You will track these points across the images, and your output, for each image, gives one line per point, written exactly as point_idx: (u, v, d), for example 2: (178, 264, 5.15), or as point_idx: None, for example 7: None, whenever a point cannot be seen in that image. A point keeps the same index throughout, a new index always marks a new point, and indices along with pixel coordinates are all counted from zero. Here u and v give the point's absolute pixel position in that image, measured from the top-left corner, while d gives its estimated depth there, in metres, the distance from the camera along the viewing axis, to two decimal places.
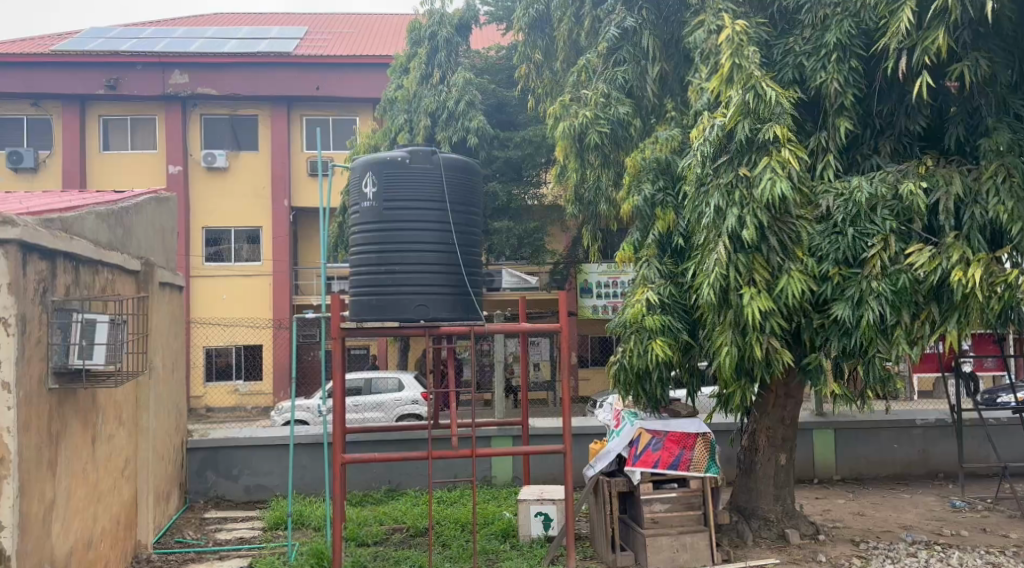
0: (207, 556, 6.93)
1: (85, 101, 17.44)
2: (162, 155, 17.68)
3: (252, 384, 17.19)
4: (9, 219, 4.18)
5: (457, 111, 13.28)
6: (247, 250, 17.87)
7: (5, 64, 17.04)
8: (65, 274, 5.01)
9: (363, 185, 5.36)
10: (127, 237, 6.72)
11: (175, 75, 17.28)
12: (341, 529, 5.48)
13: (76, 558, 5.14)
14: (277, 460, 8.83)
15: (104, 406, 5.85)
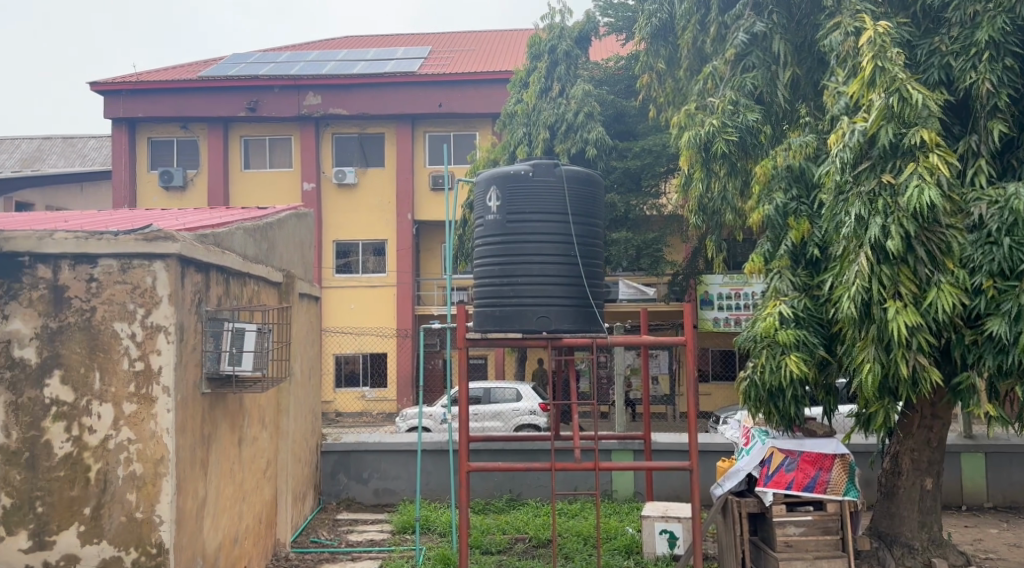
0: (340, 556, 7.17)
1: (229, 122, 18.53)
2: (296, 172, 18.53)
3: (378, 390, 17.75)
4: (169, 235, 4.45)
5: (575, 123, 13.37)
6: (373, 262, 18.42)
7: (158, 91, 18.36)
8: (217, 286, 5.31)
9: (487, 198, 5.34)
10: (271, 251, 7.07)
11: (309, 97, 18.16)
12: (465, 537, 5.45)
13: (224, 554, 5.43)
14: (404, 466, 9.05)
15: (249, 409, 6.17)
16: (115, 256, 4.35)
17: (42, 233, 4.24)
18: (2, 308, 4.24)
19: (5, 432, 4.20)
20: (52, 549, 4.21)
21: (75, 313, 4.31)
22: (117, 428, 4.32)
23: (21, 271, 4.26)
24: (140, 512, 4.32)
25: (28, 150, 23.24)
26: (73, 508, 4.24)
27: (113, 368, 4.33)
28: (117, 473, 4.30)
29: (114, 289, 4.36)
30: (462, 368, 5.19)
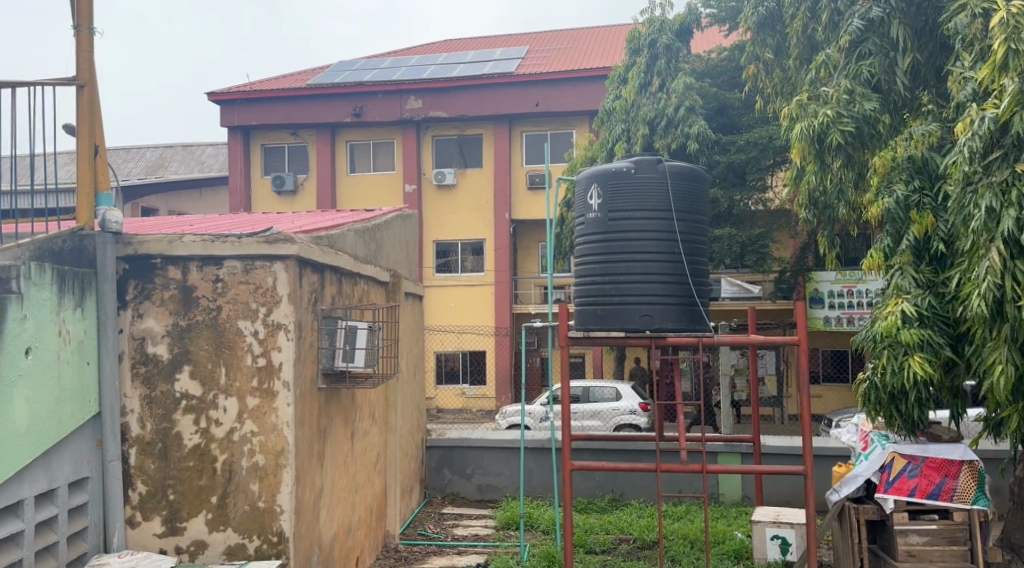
0: (446, 550, 7.29)
1: (336, 128, 19.10)
2: (399, 174, 18.93)
3: (478, 388, 17.93)
4: (288, 237, 4.63)
5: (676, 117, 13.12)
6: (471, 261, 18.61)
7: (269, 99, 19.11)
8: (331, 286, 5.49)
9: (587, 196, 5.02)
10: (378, 251, 7.25)
11: (411, 101, 18.55)
12: (570, 535, 5.30)
13: (339, 544, 5.60)
14: (506, 462, 9.12)
15: (361, 404, 6.34)
16: (238, 258, 4.55)
17: (173, 237, 4.50)
18: (137, 307, 4.51)
19: (141, 423, 4.47)
20: (183, 535, 4.45)
21: (202, 312, 4.53)
22: (242, 421, 4.51)
23: (154, 272, 4.52)
24: (262, 502, 4.50)
25: (151, 158, 24.56)
26: (202, 495, 4.47)
27: (237, 364, 4.53)
28: (241, 463, 4.50)
29: (238, 289, 4.55)
30: (565, 368, 5.07)
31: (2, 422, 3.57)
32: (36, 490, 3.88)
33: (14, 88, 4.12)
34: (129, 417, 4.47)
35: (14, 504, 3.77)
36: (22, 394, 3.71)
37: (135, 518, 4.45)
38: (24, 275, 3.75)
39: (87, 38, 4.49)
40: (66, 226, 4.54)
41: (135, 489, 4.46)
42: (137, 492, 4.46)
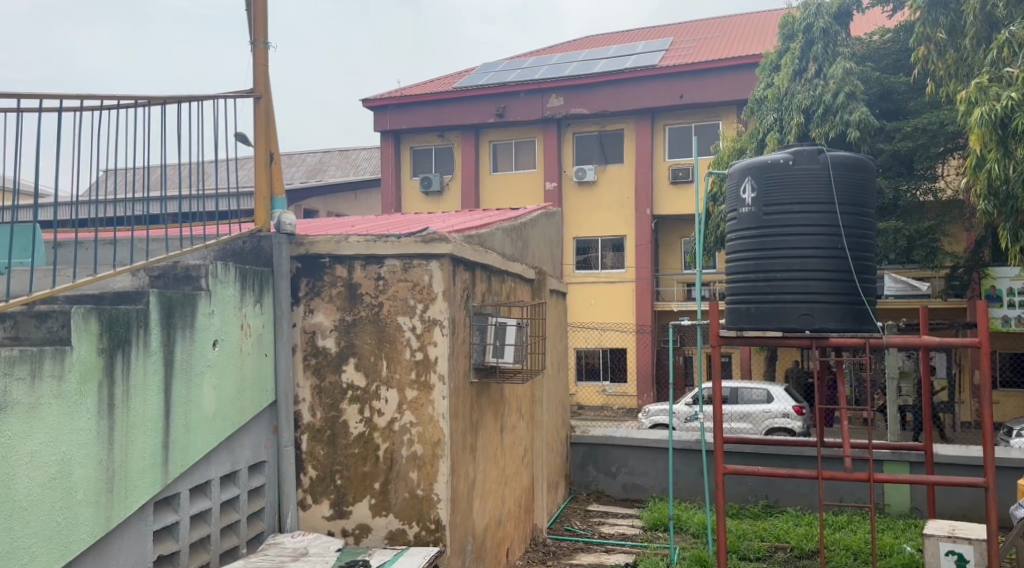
0: (594, 547, 7.34)
1: (479, 129, 19.50)
2: (540, 173, 19.11)
3: (619, 385, 17.85)
4: (443, 237, 4.78)
5: (834, 104, 12.54)
6: (611, 258, 18.53)
7: (418, 103, 19.75)
8: (481, 283, 5.63)
9: (740, 189, 4.92)
10: (525, 249, 7.36)
11: (553, 99, 18.69)
12: (724, 545, 5.02)
13: (490, 535, 5.76)
14: (652, 462, 9.04)
15: (509, 400, 6.48)
16: (398, 256, 4.74)
17: (339, 237, 4.77)
18: (308, 303, 4.81)
19: (311, 411, 4.77)
20: (349, 518, 4.71)
21: (365, 308, 4.77)
22: (402, 412, 4.71)
23: (322, 270, 4.81)
24: (421, 490, 4.68)
25: (311, 163, 25.91)
26: (366, 481, 4.71)
27: (397, 358, 4.73)
28: (401, 452, 4.70)
29: (398, 286, 4.75)
30: (716, 368, 4.90)
31: (195, 409, 3.88)
32: (221, 471, 4.22)
33: (200, 101, 4.48)
34: (300, 405, 4.78)
35: (203, 483, 4.10)
36: (210, 382, 4.02)
37: (306, 501, 4.74)
38: (211, 274, 4.07)
39: (263, 52, 4.82)
40: (244, 228, 4.89)
41: (306, 473, 4.75)
42: (308, 476, 4.75)
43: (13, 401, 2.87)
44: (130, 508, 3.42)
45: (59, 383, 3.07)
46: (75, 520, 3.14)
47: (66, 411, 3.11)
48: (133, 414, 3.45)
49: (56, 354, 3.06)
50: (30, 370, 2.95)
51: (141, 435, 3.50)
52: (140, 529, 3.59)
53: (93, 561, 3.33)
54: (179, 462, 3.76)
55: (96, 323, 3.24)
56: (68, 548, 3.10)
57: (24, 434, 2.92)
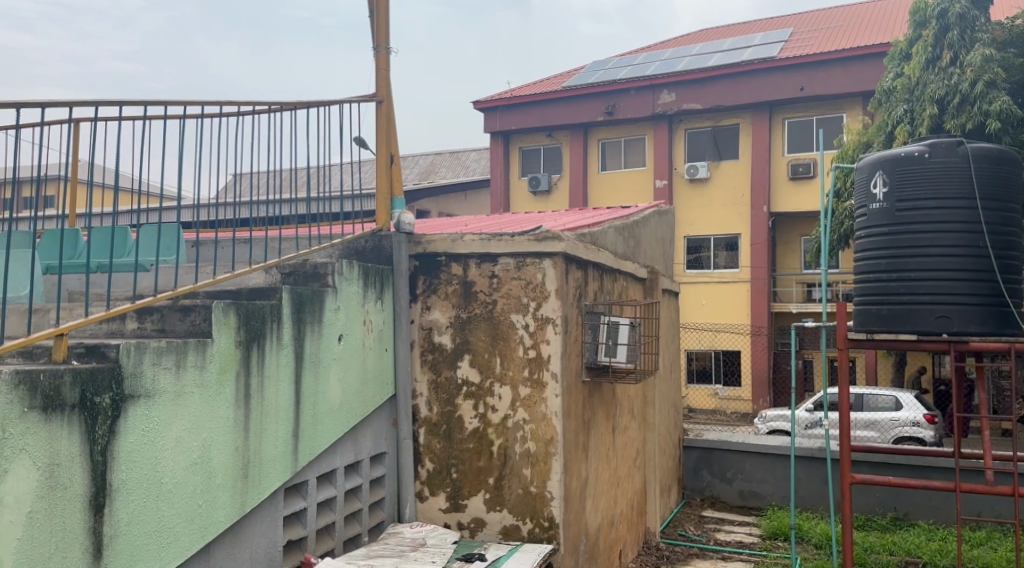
0: (709, 553, 7.22)
1: (588, 127, 19.45)
2: (650, 171, 18.88)
3: (732, 389, 17.46)
4: (556, 235, 4.78)
5: (972, 93, 11.87)
6: (724, 257, 18.13)
7: (528, 104, 19.87)
8: (593, 282, 5.60)
9: (870, 183, 4.73)
10: (637, 248, 7.30)
11: (664, 95, 18.44)
12: (851, 556, 4.80)
13: (603, 535, 5.74)
14: (770, 469, 8.77)
15: (621, 400, 6.43)
16: (511, 255, 4.79)
17: (455, 235, 4.86)
18: (425, 300, 4.93)
19: (428, 406, 4.88)
20: (464, 512, 4.79)
21: (480, 305, 4.84)
22: (515, 409, 4.75)
23: (439, 268, 4.91)
24: (534, 487, 4.69)
25: (423, 165, 26.45)
26: (480, 476, 4.78)
27: (510, 355, 4.78)
28: (515, 449, 4.74)
29: (511, 285, 4.80)
30: (845, 372, 4.69)
31: (320, 401, 4.04)
32: (345, 461, 4.37)
33: (325, 106, 4.67)
34: (417, 399, 4.90)
35: (328, 472, 4.26)
36: (336, 375, 4.18)
37: (424, 493, 4.87)
38: (338, 271, 4.22)
39: (385, 57, 4.97)
40: (366, 227, 5.06)
41: (424, 466, 4.87)
42: (426, 469, 4.87)
43: (160, 389, 3.05)
44: (263, 494, 3.59)
45: (201, 373, 3.23)
46: (215, 503, 3.31)
47: (207, 400, 3.27)
48: (266, 403, 3.62)
49: (199, 345, 3.23)
50: (176, 360, 3.12)
51: (272, 424, 3.67)
52: (271, 515, 3.77)
53: (230, 543, 3.51)
54: (306, 452, 3.92)
55: (234, 316, 3.40)
56: (208, 530, 3.27)
57: (170, 420, 3.10)
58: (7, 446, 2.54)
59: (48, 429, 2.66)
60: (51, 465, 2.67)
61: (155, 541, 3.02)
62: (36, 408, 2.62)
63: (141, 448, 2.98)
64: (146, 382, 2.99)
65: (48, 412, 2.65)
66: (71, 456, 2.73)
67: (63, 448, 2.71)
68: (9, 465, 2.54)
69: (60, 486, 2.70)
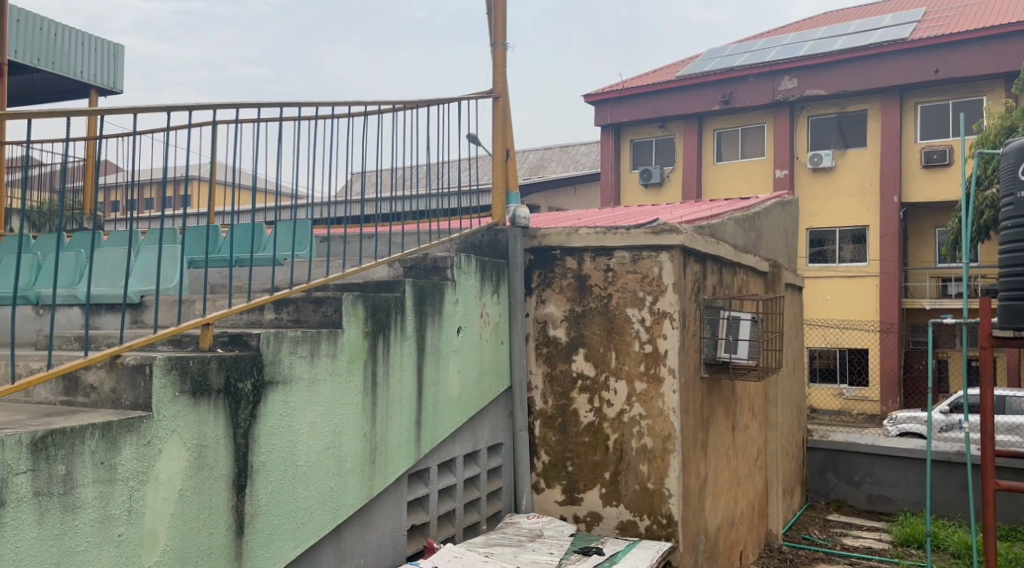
0: (836, 558, 6.94)
1: (703, 117, 19.07)
2: (770, 160, 18.34)
3: (858, 389, 16.78)
4: (673, 227, 4.68)
5: None
6: (851, 250, 17.42)
7: (641, 95, 19.63)
8: (712, 276, 5.47)
9: (1018, 170, 4.43)
10: (758, 240, 7.12)
11: (785, 82, 17.83)
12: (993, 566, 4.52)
13: (723, 537, 5.62)
14: (902, 474, 8.39)
15: (741, 398, 6.29)
16: (627, 249, 4.74)
17: (570, 229, 4.88)
18: (540, 294, 4.98)
19: (544, 399, 4.94)
20: (580, 505, 4.80)
21: (595, 299, 4.84)
22: (631, 404, 4.72)
23: (554, 262, 4.95)
24: (651, 483, 4.63)
25: (533, 160, 26.57)
26: (597, 470, 4.78)
27: (626, 349, 4.75)
28: (631, 444, 4.70)
29: (627, 278, 4.75)
30: (989, 371, 4.44)
31: (440, 391, 4.14)
32: (464, 450, 4.47)
33: (444, 103, 4.78)
34: (533, 392, 4.96)
35: (448, 460, 4.37)
36: (455, 365, 4.28)
37: (540, 485, 4.92)
38: (457, 264, 4.31)
39: (502, 52, 5.02)
40: (481, 222, 5.17)
41: (539, 458, 4.93)
42: (541, 461, 4.93)
43: (296, 375, 3.21)
44: (388, 480, 3.72)
45: (333, 361, 3.38)
46: (345, 486, 3.46)
47: (339, 387, 3.42)
48: (391, 392, 3.75)
49: (331, 335, 3.37)
50: (310, 349, 3.27)
51: (398, 412, 3.80)
52: (396, 499, 3.91)
53: (359, 526, 3.65)
54: (428, 441, 4.03)
55: (362, 308, 3.54)
56: (339, 512, 3.42)
57: (305, 406, 3.25)
58: (161, 427, 2.71)
59: (197, 412, 2.83)
60: (200, 446, 2.84)
61: (290, 521, 3.18)
62: (185, 392, 2.78)
63: (279, 431, 3.14)
64: (283, 369, 3.14)
65: (196, 396, 2.82)
66: (217, 437, 2.89)
67: (210, 430, 2.87)
68: (163, 445, 2.71)
69: (207, 466, 2.86)
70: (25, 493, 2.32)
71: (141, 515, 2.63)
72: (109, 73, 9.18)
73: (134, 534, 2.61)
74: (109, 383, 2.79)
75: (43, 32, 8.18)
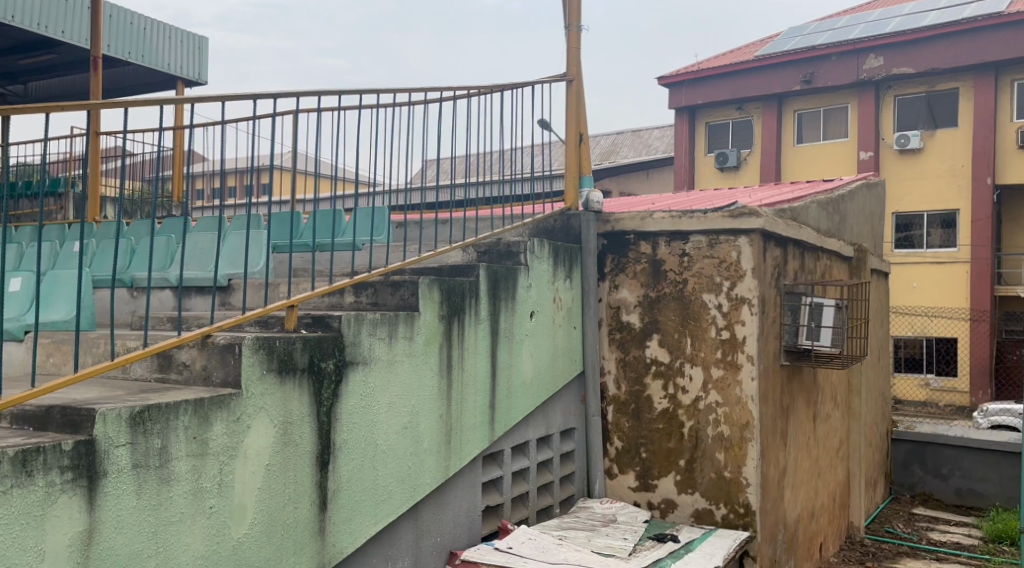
0: (921, 553, 6.73)
1: (783, 97, 18.62)
2: (853, 142, 17.79)
3: (946, 380, 16.25)
4: (753, 211, 4.59)
5: None
6: (939, 235, 16.80)
7: (717, 76, 19.29)
8: (793, 261, 5.36)
9: None
10: (843, 224, 6.93)
11: (870, 60, 17.23)
12: None
13: (802, 528, 5.53)
14: (994, 467, 8.08)
15: (823, 386, 6.15)
16: (704, 233, 4.69)
17: (645, 213, 4.85)
18: (613, 279, 4.97)
19: (616, 385, 4.94)
20: (654, 492, 4.79)
21: (670, 284, 4.80)
22: (707, 391, 4.66)
23: (627, 247, 4.93)
24: (728, 472, 4.57)
25: (605, 145, 26.37)
26: (671, 458, 4.75)
27: (702, 336, 4.70)
28: (707, 432, 4.65)
29: (703, 263, 4.70)
30: None
31: (514, 375, 4.19)
32: (537, 434, 4.51)
33: (518, 87, 4.80)
34: (606, 377, 4.97)
35: (522, 444, 4.41)
36: (528, 350, 4.30)
37: (613, 471, 4.93)
38: (530, 249, 4.34)
39: (577, 35, 5.00)
40: (554, 206, 5.19)
41: (612, 444, 4.94)
42: (614, 446, 4.94)
43: (376, 357, 3.29)
44: (463, 462, 3.79)
45: (410, 343, 3.45)
46: (422, 466, 3.54)
47: (415, 369, 3.49)
48: (466, 375, 3.80)
49: (408, 318, 3.44)
50: (389, 331, 3.34)
51: (472, 396, 3.85)
52: (471, 480, 3.96)
53: (435, 505, 3.72)
54: (502, 424, 4.08)
55: (437, 292, 3.60)
56: (416, 491, 3.50)
57: (383, 386, 3.33)
58: (250, 404, 2.81)
59: (283, 390, 2.92)
60: (286, 423, 2.94)
61: (370, 498, 3.27)
62: (272, 370, 2.88)
63: (359, 410, 3.22)
64: (363, 350, 3.22)
65: (282, 374, 2.91)
66: (302, 415, 2.98)
67: (295, 407, 2.96)
68: (251, 421, 2.81)
69: (293, 442, 2.96)
70: (125, 464, 2.45)
71: (231, 489, 2.74)
72: (195, 64, 9.47)
73: (225, 507, 2.72)
74: (201, 361, 2.91)
75: (134, 27, 8.49)
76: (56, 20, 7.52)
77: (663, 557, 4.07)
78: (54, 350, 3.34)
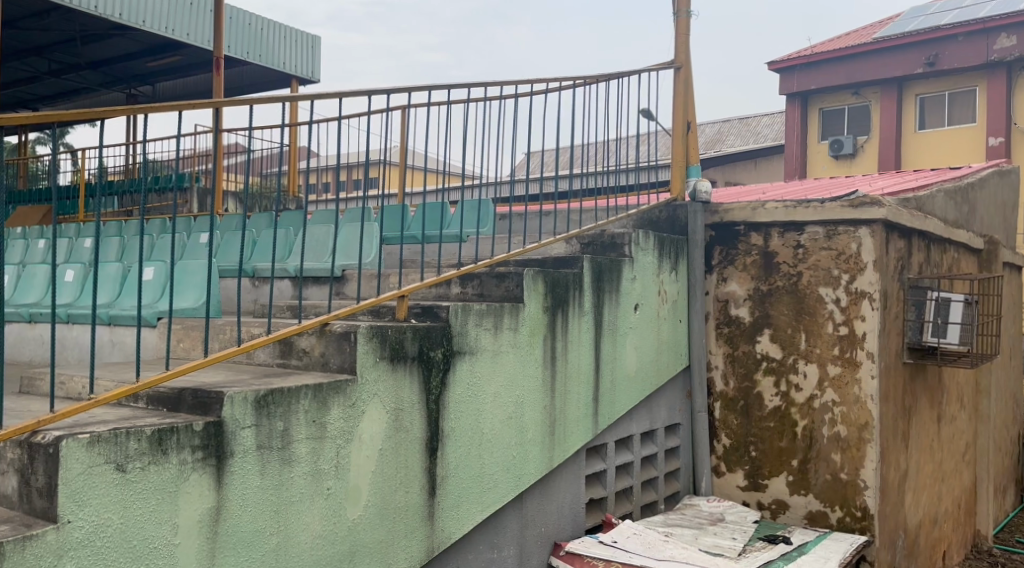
0: None
1: (903, 82, 17.81)
2: (983, 127, 16.77)
3: None
4: (876, 200, 4.39)
5: None
6: None
7: (831, 60, 18.62)
8: (918, 253, 5.12)
9: None
10: (972, 214, 6.55)
11: (1002, 39, 16.13)
12: None
13: (925, 533, 5.29)
14: None
15: (949, 386, 5.85)
16: (821, 223, 4.52)
17: (756, 204, 4.71)
18: (721, 272, 4.87)
19: (724, 380, 4.84)
20: (765, 492, 4.67)
21: (782, 277, 4.66)
22: (823, 389, 4.51)
23: (737, 238, 4.82)
24: (845, 473, 4.41)
25: (712, 134, 25.79)
26: (783, 457, 4.62)
27: (818, 332, 4.54)
28: (822, 432, 4.49)
29: (820, 254, 4.53)
30: None
31: (618, 367, 4.16)
32: (642, 428, 4.48)
33: (625, 76, 4.75)
34: (713, 372, 4.88)
35: (626, 438, 4.38)
36: (633, 342, 4.27)
37: (720, 468, 4.84)
38: (635, 241, 4.30)
39: (685, 21, 4.91)
40: (661, 197, 5.12)
41: (720, 440, 4.85)
42: (722, 443, 4.84)
43: (482, 346, 3.32)
44: (568, 453, 3.79)
45: (515, 334, 3.47)
46: (527, 456, 3.56)
47: (520, 359, 3.51)
48: (570, 367, 3.80)
49: (513, 309, 3.46)
50: (494, 322, 3.37)
51: (576, 388, 3.85)
52: (575, 473, 3.97)
53: (541, 496, 3.75)
54: (606, 417, 4.06)
55: (542, 283, 3.61)
56: (522, 481, 3.53)
57: (489, 377, 3.36)
58: (364, 390, 2.89)
59: (395, 378, 2.99)
60: (398, 410, 3.00)
61: (478, 486, 3.31)
62: (384, 358, 2.95)
63: (466, 399, 3.27)
64: (470, 341, 3.27)
65: (394, 361, 2.99)
66: (412, 403, 3.05)
67: (405, 395, 3.03)
68: (365, 406, 2.89)
69: (404, 428, 3.03)
70: (250, 444, 2.56)
71: (347, 471, 2.83)
72: (309, 61, 9.77)
73: (341, 489, 2.81)
74: (319, 349, 3.01)
75: (252, 27, 8.83)
76: (181, 23, 7.88)
77: (775, 559, 3.96)
78: (184, 336, 3.52)
